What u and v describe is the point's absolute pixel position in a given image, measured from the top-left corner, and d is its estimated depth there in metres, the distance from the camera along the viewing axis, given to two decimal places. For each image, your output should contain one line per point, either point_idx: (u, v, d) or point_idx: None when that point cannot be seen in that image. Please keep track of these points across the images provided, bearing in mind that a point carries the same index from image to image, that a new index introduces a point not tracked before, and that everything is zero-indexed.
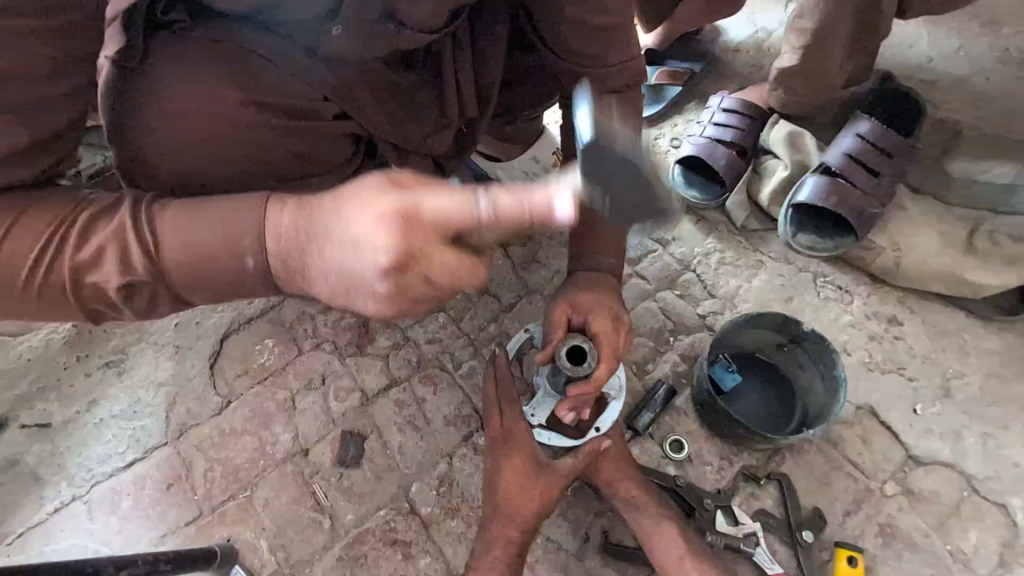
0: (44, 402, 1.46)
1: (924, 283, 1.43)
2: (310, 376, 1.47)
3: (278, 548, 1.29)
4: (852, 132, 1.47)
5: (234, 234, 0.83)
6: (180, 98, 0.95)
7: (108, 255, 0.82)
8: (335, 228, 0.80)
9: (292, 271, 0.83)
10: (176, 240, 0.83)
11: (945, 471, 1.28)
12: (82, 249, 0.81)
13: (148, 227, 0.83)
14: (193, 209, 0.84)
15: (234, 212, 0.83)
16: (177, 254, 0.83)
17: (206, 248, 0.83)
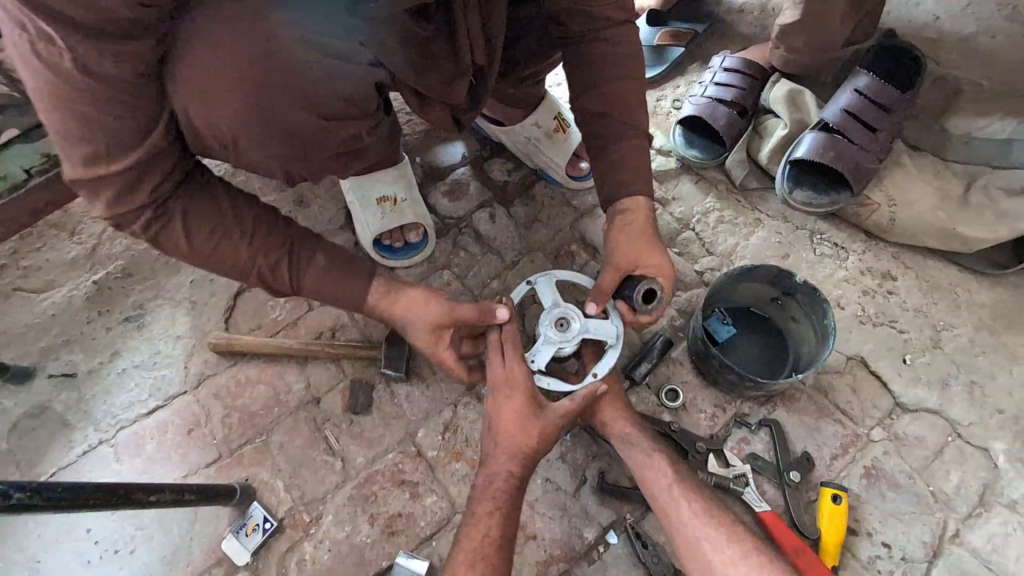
0: (69, 353, 1.54)
1: (916, 239, 1.46)
2: (320, 330, 1.55)
3: (292, 487, 1.36)
4: (851, 88, 1.46)
5: (351, 298, 1.17)
6: (230, 43, 0.95)
7: (273, 265, 1.08)
8: (414, 320, 1.19)
9: (393, 315, 1.19)
10: (316, 293, 1.15)
11: (930, 418, 1.33)
12: (268, 255, 1.07)
13: (302, 269, 1.12)
14: (335, 268, 1.14)
15: (357, 287, 1.16)
16: (311, 293, 1.15)
17: (339, 299, 1.17)
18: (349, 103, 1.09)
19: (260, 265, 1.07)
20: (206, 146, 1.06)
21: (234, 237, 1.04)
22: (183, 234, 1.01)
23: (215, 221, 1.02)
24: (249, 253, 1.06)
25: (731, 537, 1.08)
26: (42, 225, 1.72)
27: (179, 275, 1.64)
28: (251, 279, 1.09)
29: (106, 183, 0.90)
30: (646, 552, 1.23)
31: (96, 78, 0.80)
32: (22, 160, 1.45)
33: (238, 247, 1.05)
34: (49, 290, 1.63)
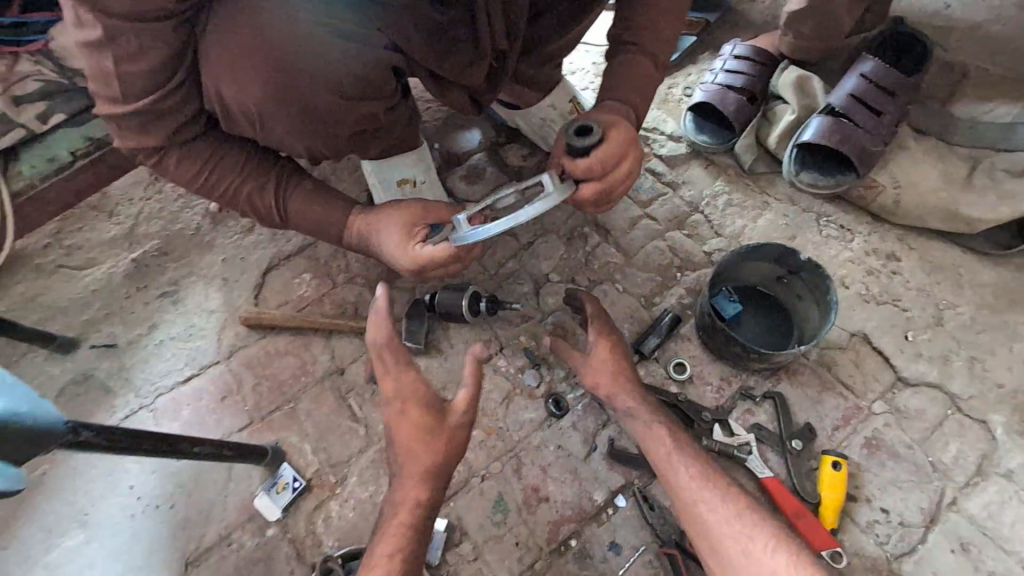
0: (110, 325, 1.64)
1: (922, 220, 1.50)
2: (344, 305, 1.63)
3: (320, 451, 1.45)
4: (857, 73, 1.50)
5: (328, 223, 1.30)
6: (255, 30, 1.05)
7: (260, 195, 1.22)
8: (378, 230, 1.27)
9: (359, 237, 1.30)
10: (299, 222, 1.29)
11: (932, 392, 1.38)
12: (256, 187, 1.21)
13: (285, 202, 1.25)
14: (315, 197, 1.28)
15: (334, 212, 1.29)
16: (295, 221, 1.29)
17: (318, 224, 1.30)
18: (369, 87, 1.15)
19: (250, 187, 1.20)
20: (238, 127, 1.15)
21: (225, 171, 1.18)
22: (182, 161, 1.14)
23: (207, 157, 1.16)
24: (239, 184, 1.19)
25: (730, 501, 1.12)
26: (83, 206, 1.82)
27: (211, 254, 1.73)
28: (241, 209, 1.24)
29: (122, 121, 1.04)
30: (653, 514, 1.30)
31: (114, 37, 0.93)
32: (69, 145, 1.53)
33: (229, 180, 1.18)
34: (90, 267, 1.73)
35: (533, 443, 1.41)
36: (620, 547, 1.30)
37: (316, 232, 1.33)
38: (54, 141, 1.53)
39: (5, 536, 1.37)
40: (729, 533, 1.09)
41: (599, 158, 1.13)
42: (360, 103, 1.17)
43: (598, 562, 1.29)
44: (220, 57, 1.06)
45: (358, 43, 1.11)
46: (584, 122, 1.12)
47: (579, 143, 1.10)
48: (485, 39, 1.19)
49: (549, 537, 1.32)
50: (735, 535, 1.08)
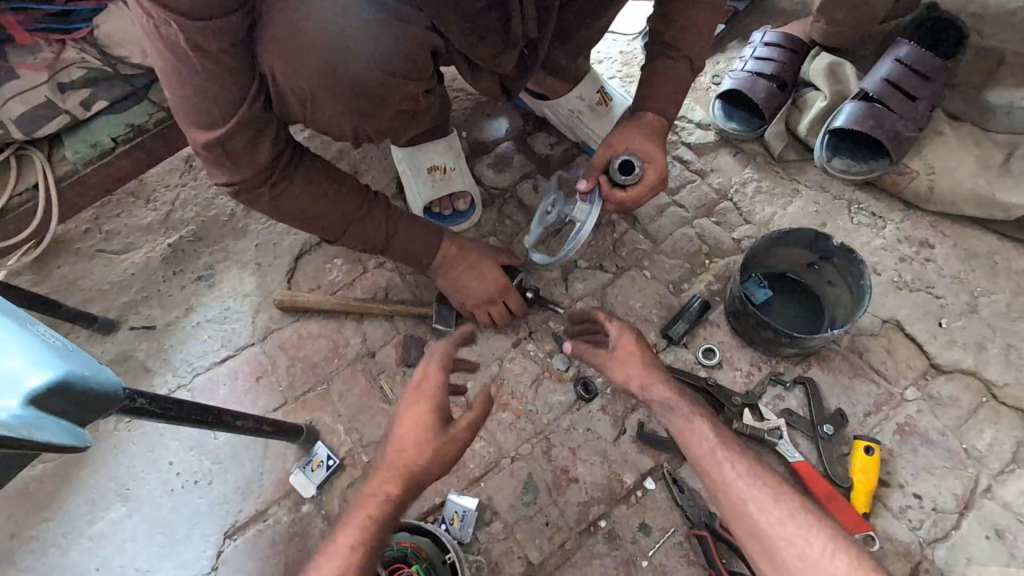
0: (148, 308, 1.69)
1: (957, 207, 1.49)
2: (375, 289, 1.66)
3: (352, 430, 1.47)
4: (892, 57, 1.48)
5: (426, 254, 1.40)
6: (310, 14, 1.07)
7: (368, 220, 1.29)
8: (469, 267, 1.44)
9: (454, 268, 1.44)
10: (399, 247, 1.36)
11: (966, 379, 1.36)
12: (367, 214, 1.28)
13: (390, 229, 1.33)
14: (413, 223, 1.36)
15: (431, 243, 1.39)
16: (395, 248, 1.36)
17: (416, 254, 1.39)
18: (413, 65, 1.19)
19: (359, 214, 1.26)
20: (289, 110, 1.16)
21: (340, 199, 1.23)
22: (298, 188, 1.18)
23: (323, 187, 1.21)
24: (351, 210, 1.25)
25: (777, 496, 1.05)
26: (120, 192, 1.87)
27: (244, 239, 1.77)
28: (351, 237, 1.30)
29: (235, 151, 1.07)
30: (683, 496, 1.31)
31: (195, 42, 0.92)
32: (110, 130, 1.58)
33: (346, 208, 1.24)
34: (128, 252, 1.78)
35: (563, 425, 1.43)
36: (650, 528, 1.31)
37: (414, 262, 1.42)
38: (96, 127, 1.58)
39: (51, 508, 1.42)
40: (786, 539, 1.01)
41: (637, 194, 1.32)
42: (406, 83, 1.21)
43: (628, 543, 1.30)
44: (279, 41, 1.06)
45: (405, 26, 1.14)
46: (631, 161, 1.29)
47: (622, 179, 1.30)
48: (516, 26, 1.20)
49: (579, 517, 1.33)
50: (789, 538, 1.00)
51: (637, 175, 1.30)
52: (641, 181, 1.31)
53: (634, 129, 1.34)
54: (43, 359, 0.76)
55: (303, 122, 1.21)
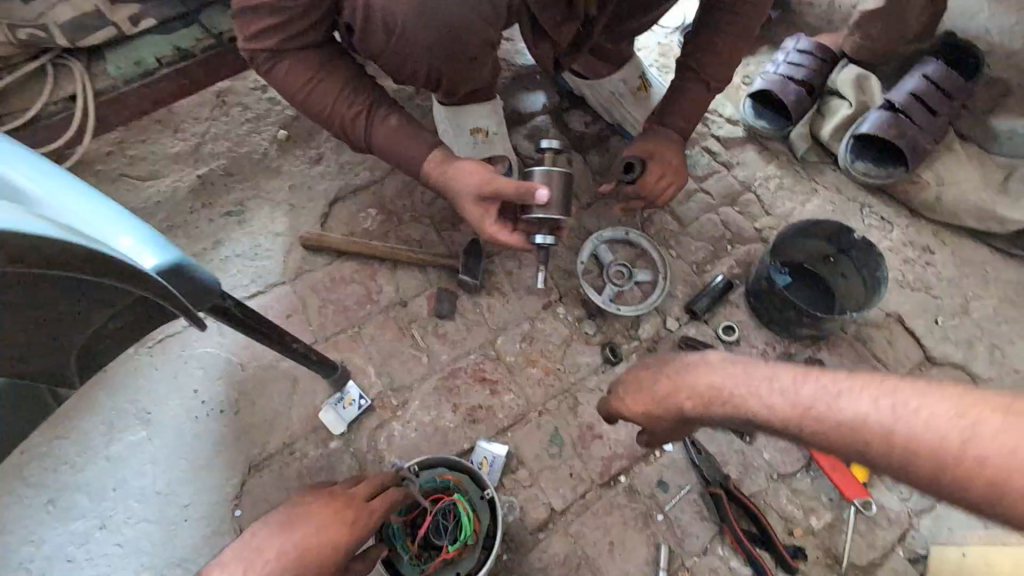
0: (174, 238, 1.66)
1: (959, 217, 1.64)
2: (409, 241, 1.68)
3: (383, 373, 1.49)
4: (918, 74, 1.62)
5: (410, 158, 1.28)
6: None
7: (355, 113, 1.23)
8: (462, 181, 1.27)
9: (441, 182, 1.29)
10: (383, 145, 1.27)
11: (955, 371, 1.51)
12: (355, 109, 1.22)
13: (374, 126, 1.24)
14: (403, 126, 1.26)
15: (416, 150, 1.27)
16: (382, 147, 1.27)
17: (400, 156, 1.28)
18: (495, 11, 1.20)
19: (340, 110, 1.21)
20: (370, 35, 1.19)
21: (329, 86, 1.19)
22: (286, 72, 1.18)
23: (314, 68, 1.18)
24: (336, 101, 1.21)
25: (933, 418, 0.72)
26: (148, 119, 1.82)
27: (278, 179, 1.76)
28: (338, 128, 1.25)
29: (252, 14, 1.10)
30: (700, 458, 1.39)
31: None
32: (157, 50, 1.58)
33: (331, 96, 1.20)
34: (154, 179, 1.74)
35: (589, 385, 1.49)
36: (667, 485, 1.39)
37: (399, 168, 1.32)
38: (146, 45, 1.59)
39: (65, 426, 1.38)
40: (985, 473, 0.68)
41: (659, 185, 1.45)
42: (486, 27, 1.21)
43: (646, 497, 1.38)
44: None
45: None
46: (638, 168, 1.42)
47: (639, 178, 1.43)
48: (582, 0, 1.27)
49: (601, 470, 1.40)
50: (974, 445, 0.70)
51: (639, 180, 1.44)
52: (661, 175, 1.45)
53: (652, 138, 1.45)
54: (151, 239, 0.78)
55: (381, 52, 1.24)
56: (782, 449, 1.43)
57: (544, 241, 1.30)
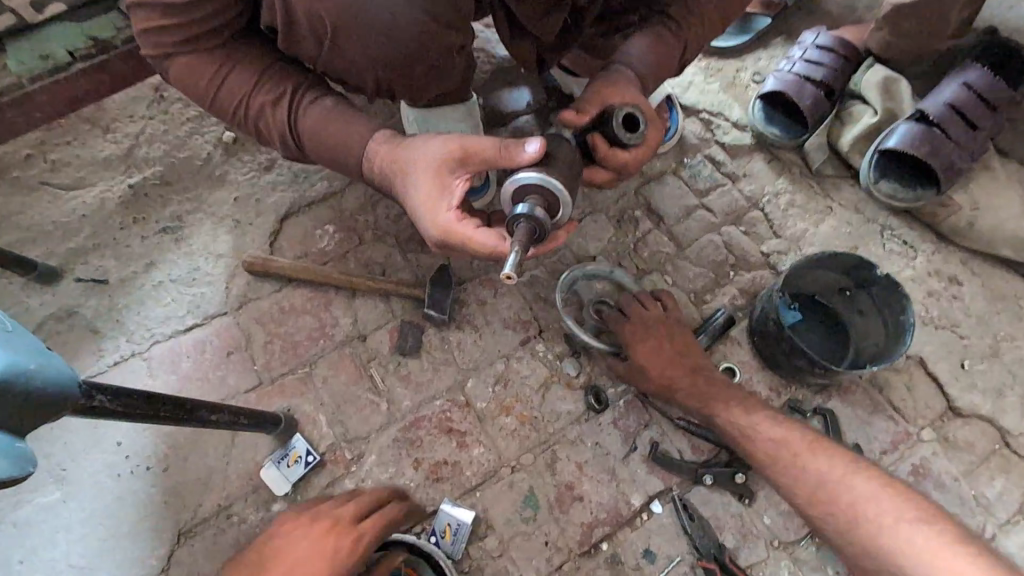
0: (100, 258, 1.45)
1: (993, 246, 1.44)
2: (370, 264, 1.48)
3: (335, 423, 1.31)
4: (958, 81, 1.41)
5: (347, 150, 0.99)
6: None
7: (276, 107, 0.97)
8: (414, 164, 0.93)
9: (390, 176, 0.98)
10: (314, 140, 0.99)
11: (982, 424, 1.34)
12: (276, 104, 0.97)
13: (301, 117, 0.98)
14: (338, 112, 0.99)
15: (355, 141, 0.98)
16: (313, 143, 0.99)
17: (336, 148, 0.99)
18: (453, 7, 0.95)
19: (258, 100, 0.95)
20: (298, 38, 0.96)
21: (239, 79, 0.95)
22: (187, 68, 0.94)
23: (218, 60, 0.94)
24: (250, 97, 0.96)
25: (862, 480, 1.05)
26: (74, 117, 1.59)
27: (222, 190, 1.54)
28: (257, 128, 1.00)
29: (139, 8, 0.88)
30: (692, 524, 1.24)
31: None
32: (67, 43, 1.34)
33: (242, 90, 0.95)
34: (80, 189, 1.52)
35: (570, 437, 1.32)
36: (654, 555, 1.23)
37: (337, 167, 1.04)
38: (53, 36, 1.34)
39: None
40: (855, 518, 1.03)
41: (640, 154, 1.02)
42: (441, 25, 0.97)
43: (630, 570, 1.22)
44: None
45: None
46: (635, 112, 0.95)
47: (630, 139, 0.96)
48: None
49: (580, 538, 1.24)
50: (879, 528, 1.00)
51: (643, 134, 0.96)
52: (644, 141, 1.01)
53: (617, 81, 1.10)
54: None
55: (315, 59, 1.00)
56: (785, 513, 1.27)
57: (528, 211, 0.82)
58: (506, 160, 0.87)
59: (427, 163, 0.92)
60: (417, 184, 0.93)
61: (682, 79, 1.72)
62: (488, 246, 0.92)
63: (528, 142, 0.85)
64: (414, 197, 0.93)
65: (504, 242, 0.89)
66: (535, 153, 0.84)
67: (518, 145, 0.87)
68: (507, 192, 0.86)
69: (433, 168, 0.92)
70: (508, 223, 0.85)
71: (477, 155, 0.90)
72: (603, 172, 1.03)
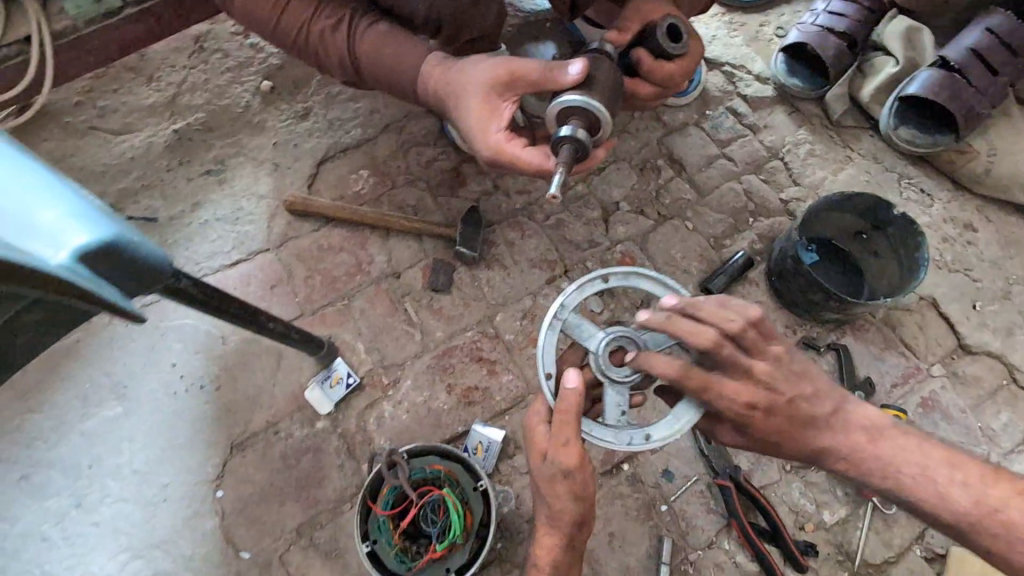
0: (149, 198, 1.54)
1: (1009, 192, 1.48)
2: (403, 207, 1.55)
3: (373, 350, 1.40)
4: (982, 27, 1.44)
5: (402, 74, 1.09)
6: None
7: (335, 34, 1.08)
8: (462, 87, 1.01)
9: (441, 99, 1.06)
10: (370, 64, 1.10)
11: (991, 361, 1.39)
12: (334, 31, 1.08)
13: (358, 43, 1.08)
14: (393, 39, 1.08)
15: (409, 65, 1.08)
16: (370, 68, 1.10)
17: (391, 73, 1.09)
18: None
19: (318, 25, 1.07)
20: None
21: (301, 9, 1.07)
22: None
23: None
24: (310, 24, 1.08)
25: None
26: (119, 66, 1.66)
27: (261, 136, 1.61)
28: (317, 56, 1.12)
29: None
30: (710, 446, 1.30)
31: None
32: None
33: (303, 17, 1.07)
34: (127, 134, 1.59)
35: None
36: (673, 475, 1.31)
37: (392, 92, 1.14)
38: None
39: (37, 400, 1.31)
40: None
41: (684, 67, 1.08)
42: None
43: (650, 488, 1.30)
44: None
45: None
46: (677, 25, 1.05)
47: (673, 49, 1.04)
48: None
49: (603, 458, 1.32)
50: None
51: (685, 45, 1.06)
52: (687, 53, 1.08)
53: None
54: (80, 213, 0.69)
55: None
56: None
57: (571, 133, 0.88)
58: (552, 83, 0.93)
59: (475, 85, 0.99)
60: (467, 105, 1.00)
61: (706, 33, 1.76)
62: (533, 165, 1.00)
63: (571, 66, 0.90)
64: (463, 117, 1.02)
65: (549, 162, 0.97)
66: (577, 75, 0.91)
67: (563, 67, 0.92)
68: (553, 113, 0.92)
69: (481, 90, 0.99)
70: (553, 144, 0.92)
71: (523, 78, 0.96)
72: (648, 86, 1.10)
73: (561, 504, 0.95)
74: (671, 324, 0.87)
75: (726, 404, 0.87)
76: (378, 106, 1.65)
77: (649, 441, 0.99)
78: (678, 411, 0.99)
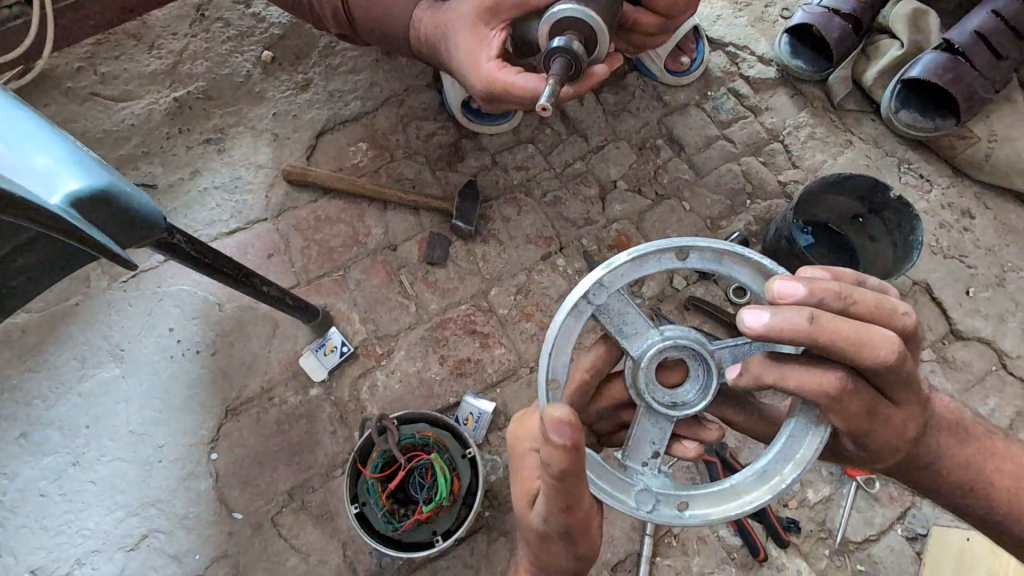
0: (149, 165, 1.54)
1: (1008, 179, 1.48)
2: (401, 179, 1.55)
3: (368, 321, 1.41)
4: (987, 9, 1.43)
5: (393, 22, 1.14)
6: None
7: None
8: (447, 25, 1.04)
9: (430, 42, 1.10)
10: (360, 12, 1.16)
11: (982, 347, 1.40)
12: None
13: None
14: None
15: (398, 13, 1.14)
16: (363, 19, 1.17)
17: (382, 22, 1.15)
18: None
19: None
20: None
21: None
22: None
23: None
24: None
25: None
26: (120, 33, 1.66)
27: (261, 106, 1.61)
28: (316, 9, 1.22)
29: None
30: None
31: None
32: None
33: None
34: (127, 101, 1.60)
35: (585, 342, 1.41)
36: None
37: (387, 43, 1.20)
38: None
39: (37, 360, 1.33)
40: None
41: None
42: None
43: None
44: None
45: None
46: None
47: None
48: None
49: None
50: None
51: None
52: None
53: None
54: (71, 162, 0.75)
55: None
56: None
57: (566, 44, 0.85)
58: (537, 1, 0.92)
59: (460, 20, 1.01)
60: (453, 41, 1.03)
61: (711, 13, 1.74)
62: (528, 92, 0.98)
63: None
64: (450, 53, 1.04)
65: (542, 83, 0.95)
66: None
67: None
68: (545, 32, 0.90)
69: (462, 23, 1.01)
70: (546, 61, 0.89)
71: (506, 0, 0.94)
72: (649, 18, 1.09)
73: (557, 554, 0.84)
74: (833, 346, 0.71)
75: (861, 424, 0.79)
76: (378, 79, 1.65)
77: (681, 513, 0.83)
78: (737, 481, 0.84)
